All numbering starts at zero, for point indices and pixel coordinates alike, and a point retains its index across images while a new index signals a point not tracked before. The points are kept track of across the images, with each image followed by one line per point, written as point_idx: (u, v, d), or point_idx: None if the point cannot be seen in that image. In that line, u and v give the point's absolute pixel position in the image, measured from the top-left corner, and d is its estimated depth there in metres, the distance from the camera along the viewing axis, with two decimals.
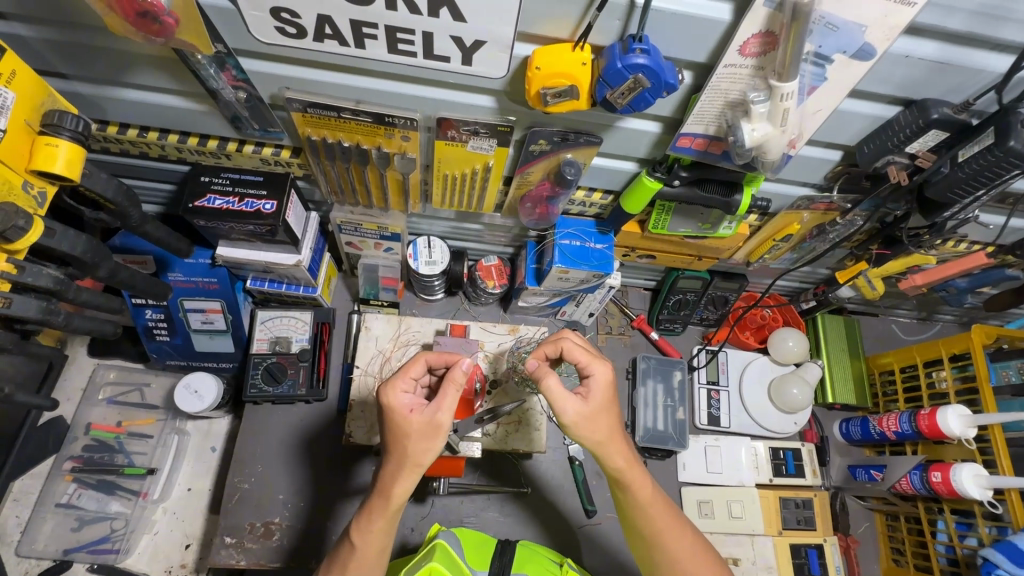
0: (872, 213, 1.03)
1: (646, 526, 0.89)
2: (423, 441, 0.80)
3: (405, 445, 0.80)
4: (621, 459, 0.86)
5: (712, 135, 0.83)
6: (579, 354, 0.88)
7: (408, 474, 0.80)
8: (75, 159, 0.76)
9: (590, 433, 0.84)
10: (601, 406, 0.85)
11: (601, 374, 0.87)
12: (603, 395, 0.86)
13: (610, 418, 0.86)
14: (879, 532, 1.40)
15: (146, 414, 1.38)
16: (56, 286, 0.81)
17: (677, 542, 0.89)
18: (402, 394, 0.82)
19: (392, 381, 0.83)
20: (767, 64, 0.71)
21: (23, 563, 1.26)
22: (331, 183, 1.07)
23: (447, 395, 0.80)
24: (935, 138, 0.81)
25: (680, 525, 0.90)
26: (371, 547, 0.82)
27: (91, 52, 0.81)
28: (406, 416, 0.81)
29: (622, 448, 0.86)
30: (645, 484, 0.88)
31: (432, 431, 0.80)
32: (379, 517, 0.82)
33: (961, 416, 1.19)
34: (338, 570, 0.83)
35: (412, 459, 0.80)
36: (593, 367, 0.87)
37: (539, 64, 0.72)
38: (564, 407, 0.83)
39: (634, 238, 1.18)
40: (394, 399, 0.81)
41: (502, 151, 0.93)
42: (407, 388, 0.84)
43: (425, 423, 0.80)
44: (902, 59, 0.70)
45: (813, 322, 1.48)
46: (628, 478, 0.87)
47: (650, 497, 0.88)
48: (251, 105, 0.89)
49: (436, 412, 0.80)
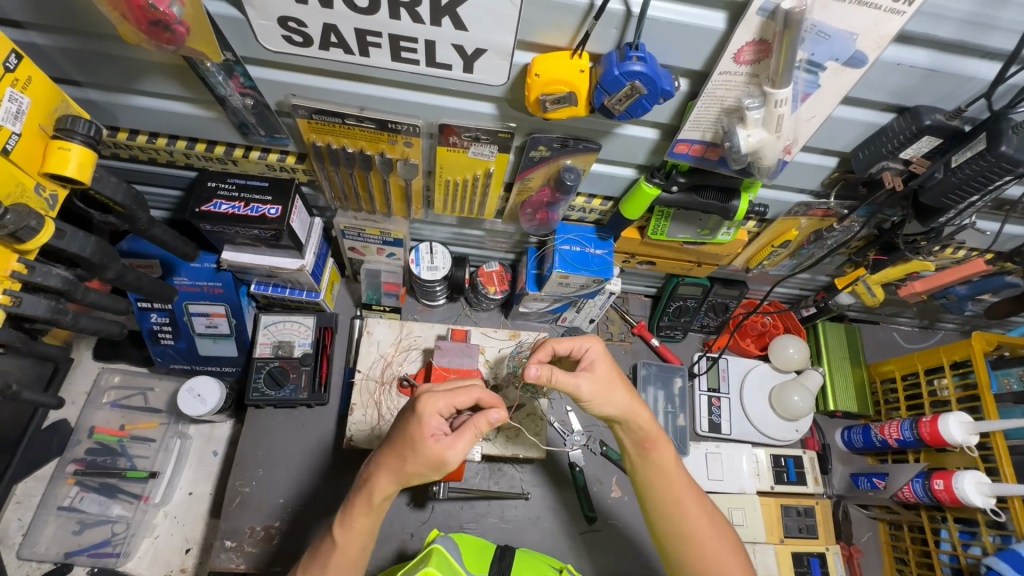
0: (869, 218, 1.05)
1: (667, 491, 0.94)
2: (428, 468, 0.80)
3: (410, 461, 0.81)
4: (645, 417, 0.94)
5: (709, 141, 0.84)
6: (565, 343, 0.93)
7: (394, 481, 0.83)
8: (86, 163, 0.78)
9: (610, 402, 0.91)
10: (611, 376, 0.92)
11: (598, 350, 0.93)
12: (607, 367, 0.92)
13: (623, 389, 0.92)
14: (883, 542, 1.38)
15: (149, 417, 1.39)
16: (65, 286, 0.82)
17: (695, 508, 0.93)
18: (435, 410, 0.81)
19: (433, 394, 0.82)
20: (762, 71, 0.72)
21: (24, 566, 1.27)
22: (335, 188, 1.09)
23: (467, 436, 0.81)
24: (929, 144, 0.82)
25: (698, 493, 0.96)
26: (349, 546, 0.86)
27: (103, 60, 0.84)
28: (428, 438, 0.80)
29: (643, 410, 0.94)
30: (668, 449, 0.95)
31: (436, 465, 0.80)
32: (361, 517, 0.86)
33: (963, 423, 1.18)
34: (315, 566, 0.87)
35: (407, 474, 0.81)
36: (585, 343, 0.94)
37: (538, 71, 0.74)
38: (580, 384, 0.88)
39: (634, 244, 1.19)
40: (428, 416, 0.81)
41: (503, 157, 0.94)
42: (441, 405, 0.83)
43: (437, 457, 0.80)
44: (894, 67, 0.72)
45: (814, 329, 1.49)
46: (654, 439, 0.95)
47: (673, 460, 0.95)
48: (258, 111, 0.91)
49: (451, 452, 0.80)
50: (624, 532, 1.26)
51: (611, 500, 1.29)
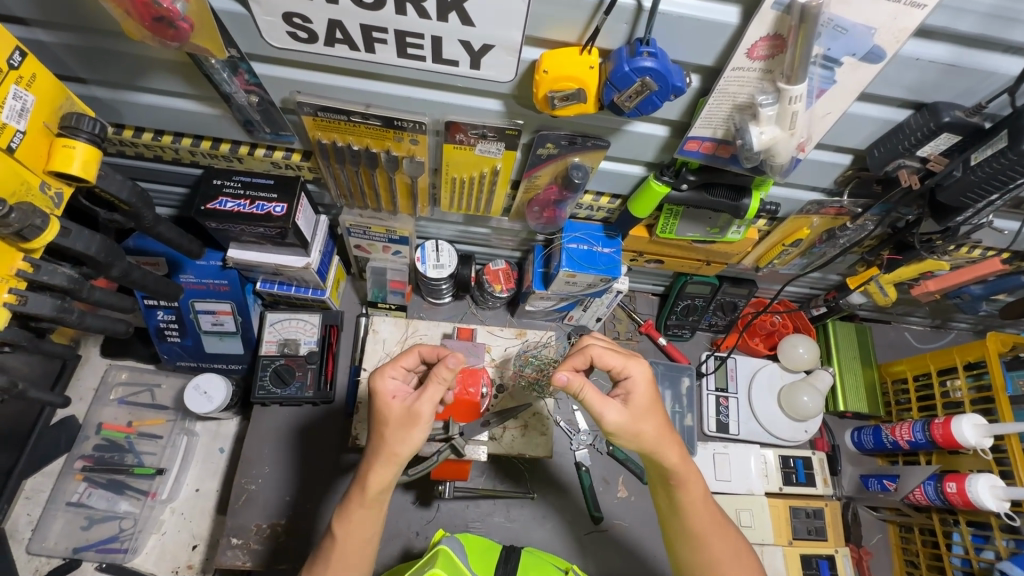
0: (883, 217, 1.03)
1: (694, 527, 0.90)
2: (400, 431, 0.83)
3: (385, 433, 0.83)
4: (675, 456, 0.89)
5: (720, 139, 0.83)
6: (612, 358, 0.89)
7: (383, 463, 0.82)
8: (91, 161, 0.78)
9: (636, 437, 0.88)
10: (644, 406, 0.88)
11: (639, 374, 0.89)
12: (645, 395, 0.88)
13: (655, 419, 0.88)
14: (893, 544, 1.36)
15: (156, 414, 1.39)
16: (71, 285, 0.82)
17: (719, 545, 0.90)
18: (389, 379, 0.87)
19: (382, 367, 0.88)
20: (776, 67, 0.71)
21: (33, 561, 1.28)
22: (341, 186, 1.08)
23: (432, 386, 0.83)
24: (947, 142, 0.80)
25: (724, 526, 0.92)
26: (351, 541, 0.83)
27: (108, 57, 0.83)
28: (388, 402, 0.85)
29: (675, 444, 0.89)
30: (697, 481, 0.91)
31: (410, 422, 0.82)
32: (356, 507, 0.83)
33: (977, 425, 1.16)
34: (321, 564, 0.83)
35: (387, 449, 0.82)
36: (630, 368, 0.89)
37: (547, 67, 0.72)
38: (607, 412, 0.86)
39: (642, 243, 1.17)
40: (381, 384, 0.86)
41: (510, 155, 0.93)
42: (395, 376, 0.89)
43: (405, 411, 0.83)
44: (913, 62, 0.70)
45: (824, 329, 1.47)
46: (682, 475, 0.90)
47: (701, 495, 0.91)
48: (263, 109, 0.91)
49: (415, 402, 0.83)
50: (631, 533, 1.26)
51: (617, 501, 1.28)
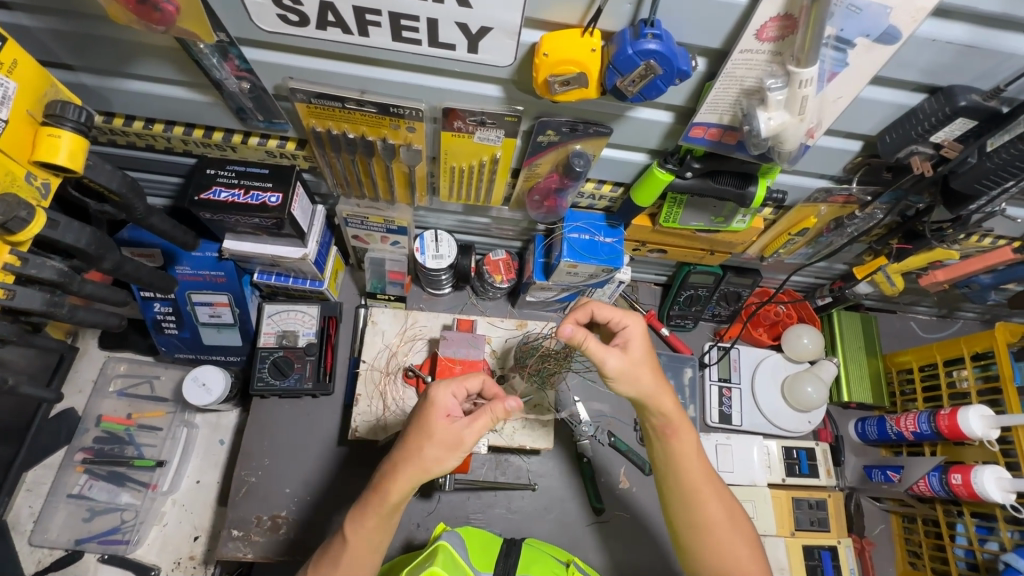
0: (893, 205, 1.00)
1: (686, 479, 0.89)
2: (441, 452, 0.81)
3: (427, 445, 0.81)
4: (670, 404, 0.89)
5: (726, 125, 0.80)
6: (609, 311, 0.90)
7: (411, 475, 0.81)
8: (78, 151, 0.75)
9: (633, 384, 0.87)
10: (641, 356, 0.88)
11: (635, 328, 0.89)
12: (641, 348, 0.88)
13: (653, 369, 0.88)
14: (895, 534, 1.37)
15: (155, 406, 1.39)
16: (61, 278, 0.80)
17: (711, 503, 0.89)
18: (448, 395, 0.83)
19: (446, 381, 0.84)
20: (785, 49, 0.68)
21: (36, 553, 1.28)
22: (337, 175, 1.06)
23: (483, 421, 0.82)
24: (962, 128, 0.77)
25: (717, 485, 0.91)
26: (360, 545, 0.84)
27: (94, 42, 0.81)
28: (439, 419, 0.82)
29: (671, 394, 0.89)
30: (690, 435, 0.90)
31: (453, 446, 0.81)
32: (374, 516, 0.83)
33: (982, 416, 1.15)
34: (329, 564, 0.84)
35: (421, 462, 0.81)
36: (625, 321, 0.90)
37: (547, 51, 0.70)
38: (607, 360, 0.86)
39: (645, 232, 1.15)
40: (440, 397, 0.83)
41: (510, 142, 0.91)
42: (455, 393, 0.85)
43: (452, 435, 0.81)
44: (930, 43, 0.67)
45: (828, 318, 1.44)
46: (676, 426, 0.90)
47: (694, 449, 0.90)
48: (255, 96, 0.88)
49: (465, 430, 0.81)
50: (633, 523, 1.25)
51: (618, 492, 1.27)
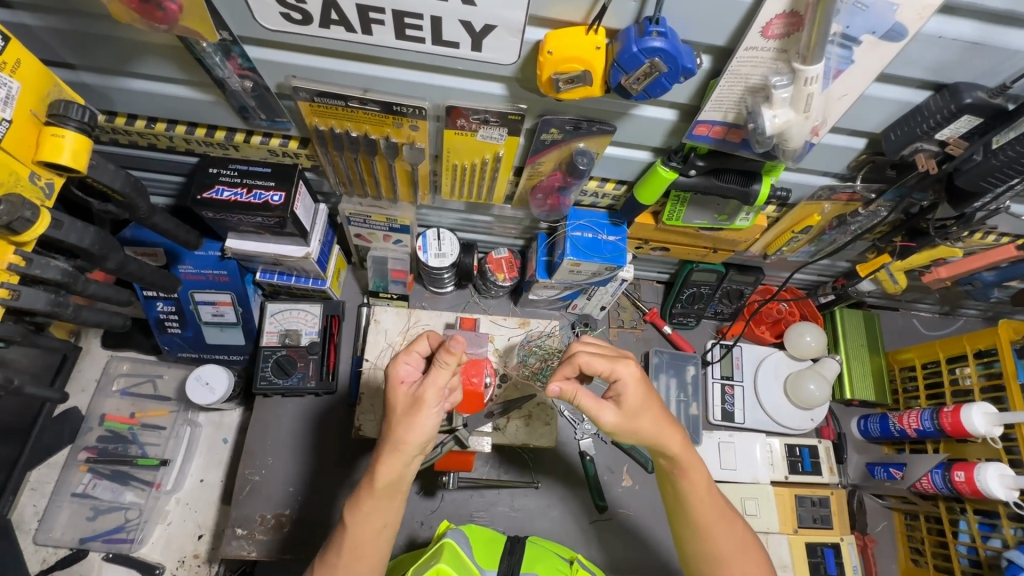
0: (897, 203, 1.00)
1: (697, 515, 0.90)
2: (406, 419, 0.81)
3: (391, 421, 0.82)
4: (677, 445, 0.88)
5: (731, 123, 0.80)
6: (599, 364, 0.85)
7: (389, 453, 0.81)
8: (81, 151, 0.75)
9: (636, 434, 0.87)
10: (638, 406, 0.86)
11: (629, 377, 0.86)
12: (636, 396, 0.86)
13: (651, 413, 0.87)
14: (898, 532, 1.37)
15: (158, 405, 1.39)
16: (65, 278, 0.80)
17: (721, 537, 0.90)
18: (401, 365, 0.85)
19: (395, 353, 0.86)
20: (791, 46, 0.68)
21: (40, 552, 1.28)
22: (339, 174, 1.06)
23: (436, 372, 0.81)
24: (967, 125, 0.77)
25: (728, 518, 0.91)
26: (362, 530, 0.83)
27: (96, 41, 0.80)
28: (396, 388, 0.83)
29: (676, 436, 0.88)
30: (700, 473, 0.90)
31: (414, 408, 0.81)
32: (369, 498, 0.83)
33: (986, 414, 1.15)
34: (333, 556, 0.83)
35: (394, 436, 0.81)
36: (619, 372, 0.86)
37: (551, 48, 0.69)
38: (603, 415, 0.86)
39: (648, 230, 1.15)
40: (394, 368, 0.85)
41: (513, 140, 0.90)
42: (411, 361, 0.86)
43: (411, 398, 0.82)
44: (936, 40, 0.67)
45: (831, 316, 1.44)
46: (684, 465, 0.89)
47: (704, 486, 0.90)
48: (258, 94, 0.88)
49: (419, 388, 0.81)
50: (636, 521, 1.25)
51: (621, 490, 1.28)
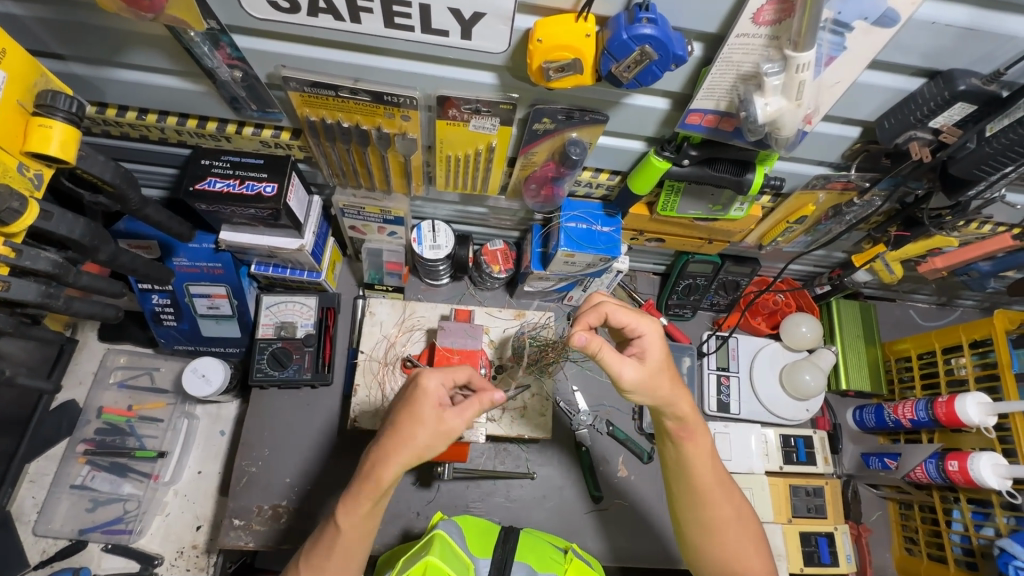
0: (891, 192, 0.99)
1: (698, 481, 0.91)
2: (430, 439, 0.80)
3: (417, 432, 0.80)
4: (688, 407, 0.89)
5: (723, 111, 0.79)
6: (624, 316, 0.88)
7: (402, 460, 0.80)
8: (69, 141, 0.75)
9: (653, 393, 0.87)
10: (658, 365, 0.87)
11: (650, 332, 0.89)
12: (658, 355, 0.88)
13: (670, 379, 0.88)
14: (892, 521, 1.38)
15: (156, 398, 1.39)
16: (56, 270, 0.80)
17: (721, 506, 0.92)
18: (438, 383, 0.82)
19: (436, 369, 0.83)
20: (782, 33, 0.68)
21: (40, 543, 1.29)
22: (332, 166, 1.05)
23: (471, 408, 0.84)
24: (961, 112, 0.77)
25: (728, 486, 0.93)
26: (357, 532, 0.84)
27: (83, 31, 0.80)
28: (431, 405, 0.81)
29: (688, 396, 0.90)
30: (703, 436, 0.92)
31: (442, 435, 0.81)
32: (366, 501, 0.81)
33: (980, 403, 1.15)
34: (322, 556, 0.84)
35: (413, 447, 0.80)
36: (641, 327, 0.89)
37: (541, 36, 0.69)
38: (625, 370, 0.85)
39: (642, 221, 1.15)
40: (429, 382, 0.82)
41: (505, 130, 0.90)
42: (443, 381, 0.84)
43: (442, 420, 0.81)
44: (928, 26, 0.66)
45: (827, 307, 1.44)
46: (691, 428, 0.91)
47: (707, 451, 0.92)
48: (248, 84, 0.87)
49: (455, 418, 0.82)
50: (631, 511, 1.26)
51: (617, 480, 1.28)
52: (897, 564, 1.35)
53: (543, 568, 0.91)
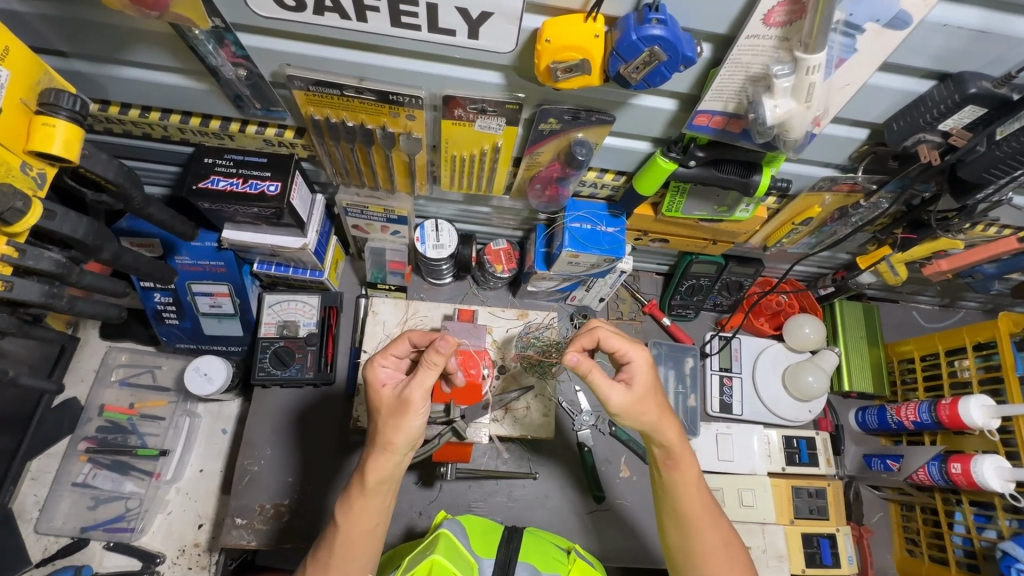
0: (899, 194, 0.99)
1: (686, 508, 0.91)
2: (393, 421, 0.83)
3: (380, 421, 0.84)
4: (672, 435, 0.90)
5: (731, 112, 0.79)
6: (615, 342, 0.90)
7: (380, 454, 0.83)
8: (73, 140, 0.74)
9: (639, 418, 0.89)
10: (646, 391, 0.89)
11: (640, 360, 0.90)
12: (646, 381, 0.90)
13: (656, 405, 0.90)
14: (894, 522, 1.38)
15: (158, 396, 1.38)
16: (59, 269, 0.79)
17: (707, 534, 0.90)
18: (380, 369, 0.89)
19: (371, 357, 0.89)
20: (793, 34, 0.67)
21: (42, 540, 1.29)
22: (336, 164, 1.05)
23: (423, 373, 0.83)
24: (971, 115, 0.76)
25: (715, 516, 0.91)
26: (354, 531, 0.84)
27: (86, 28, 0.79)
28: (381, 391, 0.87)
29: (675, 425, 0.91)
30: (691, 465, 0.92)
31: (402, 410, 0.83)
32: (360, 497, 0.84)
33: (984, 406, 1.15)
34: (325, 554, 0.84)
35: (380, 436, 0.83)
36: (631, 354, 0.89)
37: (548, 36, 0.68)
38: (612, 395, 0.88)
39: (647, 221, 1.14)
40: (373, 373, 0.88)
41: (511, 131, 0.89)
42: (387, 365, 0.90)
43: (397, 399, 0.84)
44: (940, 28, 0.65)
45: (830, 308, 1.44)
46: (677, 456, 0.91)
47: (695, 479, 0.92)
48: (252, 83, 0.87)
49: (404, 389, 0.83)
50: (632, 513, 1.26)
51: (619, 481, 1.28)
52: (898, 565, 1.35)
53: (547, 569, 0.91)
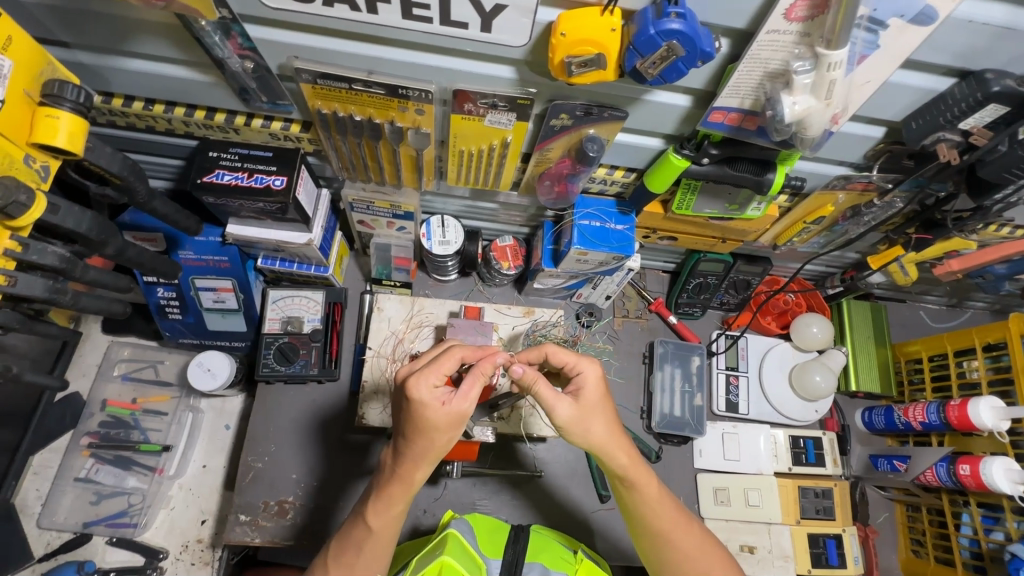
0: (914, 194, 0.98)
1: (656, 521, 0.87)
2: (448, 433, 0.79)
3: (434, 437, 0.78)
4: (625, 458, 0.84)
5: (747, 110, 0.77)
6: (564, 355, 0.84)
7: (429, 460, 0.81)
8: (77, 132, 0.73)
9: (586, 434, 0.83)
10: (595, 405, 0.83)
11: (591, 372, 0.84)
12: (596, 394, 0.83)
13: (605, 421, 0.84)
14: (899, 523, 1.38)
15: (160, 391, 1.38)
16: (62, 264, 0.78)
17: (685, 538, 0.87)
18: (428, 387, 0.77)
19: (419, 374, 0.77)
20: (814, 29, 0.66)
21: (44, 535, 1.28)
22: (342, 159, 1.03)
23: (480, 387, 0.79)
24: (993, 114, 0.75)
25: (686, 521, 0.89)
26: (388, 532, 0.83)
27: (90, 19, 0.78)
28: (435, 411, 0.77)
29: (626, 445, 0.85)
30: (651, 481, 0.87)
31: (459, 423, 0.79)
32: (400, 500, 0.82)
33: (994, 408, 1.14)
34: (352, 554, 0.83)
35: (434, 448, 0.80)
36: (582, 367, 0.84)
37: (564, 30, 0.66)
38: (557, 408, 0.82)
39: (657, 219, 1.13)
40: (422, 393, 0.77)
41: (521, 126, 0.88)
42: (431, 381, 0.78)
43: (455, 417, 0.78)
44: (965, 25, 0.64)
45: (838, 308, 1.43)
46: (633, 477, 0.86)
47: (657, 495, 0.87)
48: (259, 76, 0.85)
49: (463, 405, 0.78)
50: None
51: None
52: (904, 566, 1.35)
53: (556, 569, 0.90)
